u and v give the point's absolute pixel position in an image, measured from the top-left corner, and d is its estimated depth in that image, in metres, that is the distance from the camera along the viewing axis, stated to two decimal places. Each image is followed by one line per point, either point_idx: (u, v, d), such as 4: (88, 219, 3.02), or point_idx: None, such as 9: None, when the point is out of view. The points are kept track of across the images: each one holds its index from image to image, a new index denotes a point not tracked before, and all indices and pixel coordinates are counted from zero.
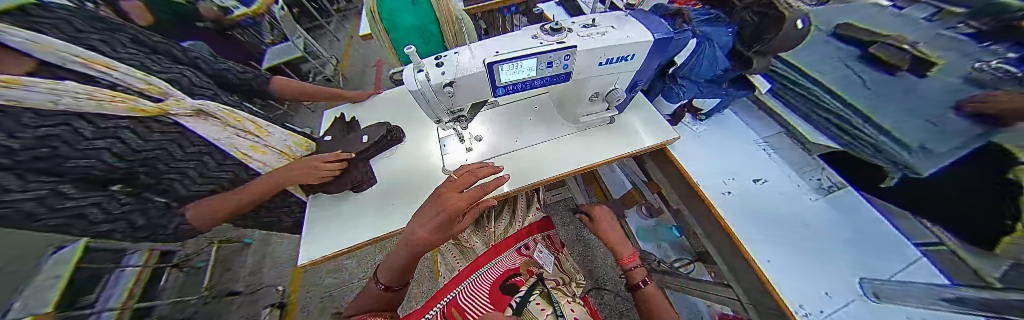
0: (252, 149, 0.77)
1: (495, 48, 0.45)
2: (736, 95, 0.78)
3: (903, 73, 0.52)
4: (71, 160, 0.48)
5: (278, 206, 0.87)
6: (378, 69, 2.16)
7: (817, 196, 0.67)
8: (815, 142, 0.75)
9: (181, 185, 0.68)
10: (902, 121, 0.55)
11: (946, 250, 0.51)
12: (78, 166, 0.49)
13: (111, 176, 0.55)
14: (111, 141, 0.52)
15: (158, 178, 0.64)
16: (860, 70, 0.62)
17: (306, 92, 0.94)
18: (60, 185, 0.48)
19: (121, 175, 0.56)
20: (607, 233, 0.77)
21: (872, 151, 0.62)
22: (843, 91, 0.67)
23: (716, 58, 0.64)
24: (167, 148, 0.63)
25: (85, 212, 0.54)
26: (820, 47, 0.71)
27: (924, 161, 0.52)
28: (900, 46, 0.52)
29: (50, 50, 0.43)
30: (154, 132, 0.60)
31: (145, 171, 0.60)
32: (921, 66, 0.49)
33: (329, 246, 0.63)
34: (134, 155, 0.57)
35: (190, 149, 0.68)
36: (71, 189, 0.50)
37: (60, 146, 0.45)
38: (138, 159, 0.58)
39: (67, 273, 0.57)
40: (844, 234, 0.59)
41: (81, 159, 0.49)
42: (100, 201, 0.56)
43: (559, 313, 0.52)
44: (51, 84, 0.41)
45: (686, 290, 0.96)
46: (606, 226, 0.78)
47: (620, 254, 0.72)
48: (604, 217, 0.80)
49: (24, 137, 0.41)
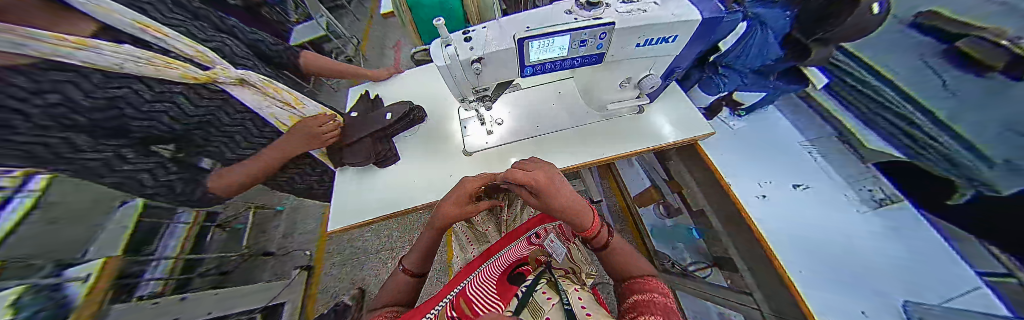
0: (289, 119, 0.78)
1: (524, 24, 0.43)
2: (785, 90, 0.71)
3: (991, 74, 0.44)
4: (137, 121, 0.52)
5: (309, 176, 0.93)
6: (398, 51, 2.19)
7: (863, 209, 0.61)
8: (869, 147, 0.66)
9: (226, 148, 0.76)
10: (986, 130, 0.46)
11: (1014, 281, 0.41)
12: (139, 127, 0.53)
13: (168, 136, 0.61)
14: (167, 105, 0.57)
15: (208, 141, 0.70)
16: (940, 67, 0.53)
17: (338, 69, 1.01)
18: (121, 148, 0.52)
19: (173, 138, 0.62)
20: (565, 207, 0.44)
21: (943, 162, 0.53)
22: (917, 92, 0.58)
23: (768, 46, 0.59)
24: (215, 114, 0.68)
25: (140, 177, 0.57)
26: (896, 39, 0.62)
27: (1006, 177, 0.44)
28: (993, 39, 0.43)
29: (108, 13, 0.44)
30: (203, 99, 0.64)
31: (198, 134, 0.67)
32: (1017, 67, 0.40)
33: (363, 215, 0.70)
34: (194, 119, 0.64)
35: (234, 115, 0.73)
36: (131, 153, 0.55)
37: (126, 108, 0.50)
38: (191, 122, 0.64)
39: (133, 224, 0.77)
40: (887, 251, 0.53)
41: (143, 119, 0.53)
42: (152, 168, 0.59)
43: (565, 302, 0.48)
44: (113, 46, 0.44)
45: (696, 288, 0.98)
46: (560, 199, 0.44)
47: (581, 226, 0.48)
48: (550, 183, 0.44)
49: (97, 97, 0.45)
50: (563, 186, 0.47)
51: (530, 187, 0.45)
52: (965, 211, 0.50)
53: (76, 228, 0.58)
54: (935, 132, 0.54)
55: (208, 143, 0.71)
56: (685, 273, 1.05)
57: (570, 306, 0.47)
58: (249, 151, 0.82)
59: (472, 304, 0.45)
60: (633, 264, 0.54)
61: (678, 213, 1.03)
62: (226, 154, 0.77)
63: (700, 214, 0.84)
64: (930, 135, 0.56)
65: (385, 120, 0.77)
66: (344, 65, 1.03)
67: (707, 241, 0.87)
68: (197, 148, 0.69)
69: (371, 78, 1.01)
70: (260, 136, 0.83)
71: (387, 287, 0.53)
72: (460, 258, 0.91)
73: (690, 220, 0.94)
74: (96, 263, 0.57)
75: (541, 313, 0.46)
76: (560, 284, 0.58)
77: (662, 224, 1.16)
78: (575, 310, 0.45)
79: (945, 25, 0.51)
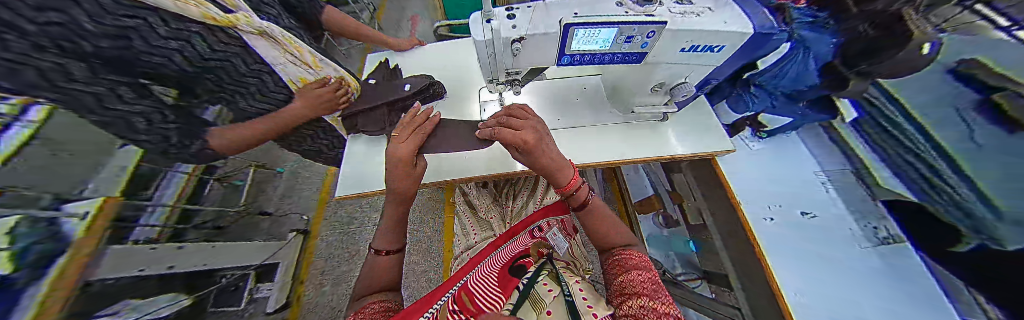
0: (302, 81, 0.68)
1: (572, 10, 0.41)
2: (812, 117, 0.73)
3: None
4: (147, 57, 0.45)
5: (320, 138, 0.91)
6: (415, 23, 2.12)
7: (865, 244, 0.63)
8: (884, 187, 0.67)
9: (240, 98, 0.65)
10: (1015, 188, 0.47)
11: None
12: (150, 64, 0.46)
13: (177, 77, 0.52)
14: (180, 43, 0.48)
15: (222, 87, 0.60)
16: (975, 119, 0.53)
17: (357, 30, 0.98)
18: (120, 85, 0.43)
19: (181, 81, 0.53)
20: (545, 162, 0.50)
21: (955, 211, 0.55)
22: (944, 139, 0.58)
23: (806, 72, 0.60)
24: (232, 61, 0.58)
25: (131, 122, 0.48)
26: (935, 83, 0.60)
27: (1019, 235, 0.45)
28: None
29: None
30: (220, 43, 0.54)
31: (210, 78, 0.58)
32: None
33: (369, 185, 0.70)
34: (209, 63, 0.54)
35: (252, 66, 0.62)
36: (129, 95, 0.46)
37: (138, 39, 0.42)
38: (205, 66, 0.55)
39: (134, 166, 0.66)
40: (884, 288, 0.56)
41: (156, 56, 0.46)
42: (144, 112, 0.49)
43: (566, 294, 0.50)
44: None
45: (682, 296, 1.03)
46: (546, 158, 0.49)
47: (560, 183, 0.54)
48: (534, 139, 0.47)
49: (108, 23, 0.38)
50: (548, 146, 0.52)
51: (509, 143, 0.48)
52: (966, 263, 0.51)
53: (76, 170, 0.53)
54: (955, 181, 0.55)
55: (223, 89, 0.61)
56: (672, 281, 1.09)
57: (571, 297, 0.49)
58: (264, 105, 0.71)
59: (472, 299, 0.45)
60: (614, 231, 0.58)
61: (678, 224, 1.07)
62: (237, 105, 0.66)
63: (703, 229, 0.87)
64: (947, 183, 0.56)
65: (401, 91, 0.75)
66: (363, 26, 0.99)
67: (705, 256, 0.91)
68: (213, 94, 0.61)
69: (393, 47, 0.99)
70: (275, 91, 0.70)
71: (366, 276, 0.51)
72: (461, 240, 0.92)
73: (687, 233, 1.03)
74: (95, 201, 0.56)
75: (542, 305, 0.46)
76: (561, 276, 0.59)
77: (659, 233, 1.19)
78: (576, 302, 0.46)
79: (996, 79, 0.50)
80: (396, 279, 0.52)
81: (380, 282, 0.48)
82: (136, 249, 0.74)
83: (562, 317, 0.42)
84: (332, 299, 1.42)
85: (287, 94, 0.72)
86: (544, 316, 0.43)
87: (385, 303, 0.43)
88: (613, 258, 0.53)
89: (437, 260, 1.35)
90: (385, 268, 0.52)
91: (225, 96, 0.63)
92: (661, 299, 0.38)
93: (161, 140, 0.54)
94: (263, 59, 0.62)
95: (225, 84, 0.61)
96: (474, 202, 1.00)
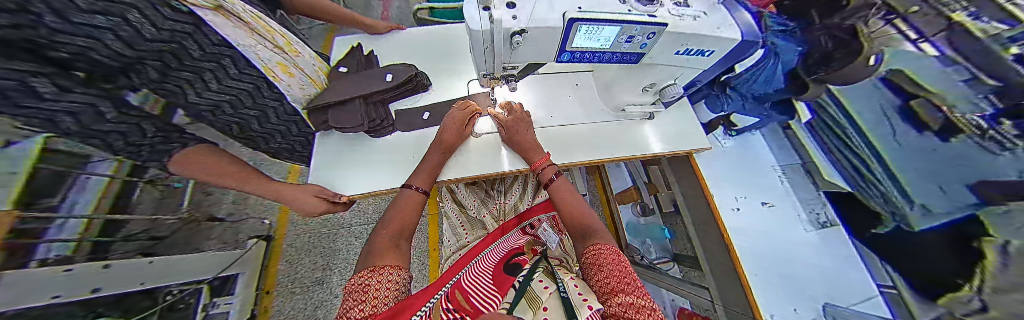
0: (282, 70, 0.54)
1: (577, 4, 0.39)
2: (774, 119, 0.88)
3: (926, 132, 0.55)
4: (64, 39, 0.30)
5: (293, 134, 0.77)
6: (386, 4, 1.92)
7: (809, 228, 0.76)
8: (828, 180, 0.76)
9: (191, 89, 0.49)
10: (924, 179, 0.56)
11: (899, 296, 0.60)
12: (73, 47, 0.32)
13: (109, 65, 0.37)
14: (114, 21, 0.33)
15: (166, 75, 0.44)
16: (894, 122, 0.61)
17: (325, 9, 0.89)
18: (33, 76, 0.31)
19: (117, 68, 0.39)
20: (520, 142, 0.66)
21: (877, 196, 0.65)
22: (875, 140, 0.65)
23: (774, 76, 0.70)
24: (182, 43, 0.42)
25: (56, 121, 0.36)
26: (873, 91, 0.64)
27: (923, 217, 0.56)
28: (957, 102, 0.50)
29: None
30: (166, 20, 0.38)
31: (152, 66, 0.42)
32: (959, 130, 0.50)
33: (376, 184, 0.66)
34: (155, 47, 0.39)
35: (210, 49, 0.45)
36: (49, 87, 0.33)
37: (46, 14, 0.27)
38: (150, 50, 0.39)
39: None
40: (827, 267, 0.70)
41: (79, 38, 0.32)
42: (79, 111, 0.37)
43: (561, 290, 0.47)
44: None
45: (656, 277, 1.15)
46: (519, 137, 0.66)
47: (531, 159, 0.67)
48: (517, 126, 0.67)
49: None
50: (528, 131, 0.68)
51: (505, 127, 0.68)
52: (881, 240, 0.64)
53: None
54: (878, 173, 0.64)
55: (166, 79, 0.45)
56: (652, 266, 1.20)
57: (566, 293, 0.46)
58: (222, 96, 0.54)
59: (468, 297, 0.44)
60: (590, 223, 0.60)
61: (652, 213, 1.17)
62: (187, 96, 0.50)
63: (679, 219, 0.97)
64: (876, 175, 0.65)
65: (384, 81, 0.68)
66: (332, 5, 0.90)
67: (677, 241, 1.02)
68: (150, 84, 0.44)
69: (369, 29, 0.90)
70: (236, 79, 0.53)
71: (381, 231, 0.54)
72: (452, 243, 0.88)
73: (661, 221, 1.11)
74: None
75: (539, 303, 0.44)
76: (556, 272, 0.57)
77: (637, 222, 1.31)
78: (571, 297, 0.43)
79: (905, 84, 0.58)
80: (413, 223, 0.59)
81: (398, 226, 0.55)
82: (39, 276, 0.63)
83: (558, 314, 0.39)
84: (304, 304, 1.33)
85: (263, 79, 0.56)
86: (541, 313, 0.41)
87: (397, 274, 0.44)
88: (590, 253, 0.52)
89: (424, 258, 1.35)
90: (408, 209, 0.59)
91: (168, 86, 0.46)
92: (635, 292, 0.41)
93: (149, 149, 0.49)
94: (225, 40, 0.45)
95: (174, 71, 0.45)
96: (462, 200, 0.96)
